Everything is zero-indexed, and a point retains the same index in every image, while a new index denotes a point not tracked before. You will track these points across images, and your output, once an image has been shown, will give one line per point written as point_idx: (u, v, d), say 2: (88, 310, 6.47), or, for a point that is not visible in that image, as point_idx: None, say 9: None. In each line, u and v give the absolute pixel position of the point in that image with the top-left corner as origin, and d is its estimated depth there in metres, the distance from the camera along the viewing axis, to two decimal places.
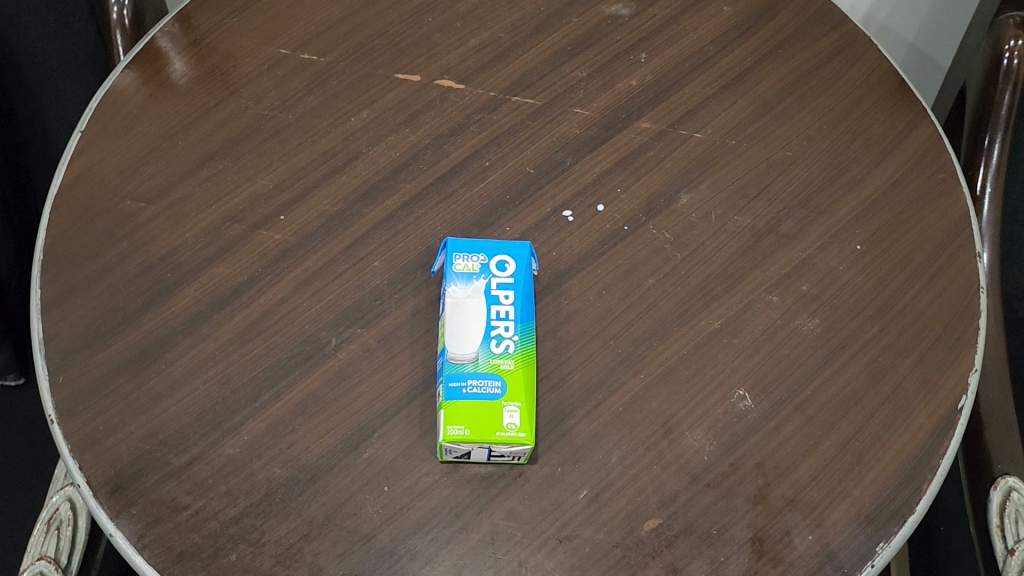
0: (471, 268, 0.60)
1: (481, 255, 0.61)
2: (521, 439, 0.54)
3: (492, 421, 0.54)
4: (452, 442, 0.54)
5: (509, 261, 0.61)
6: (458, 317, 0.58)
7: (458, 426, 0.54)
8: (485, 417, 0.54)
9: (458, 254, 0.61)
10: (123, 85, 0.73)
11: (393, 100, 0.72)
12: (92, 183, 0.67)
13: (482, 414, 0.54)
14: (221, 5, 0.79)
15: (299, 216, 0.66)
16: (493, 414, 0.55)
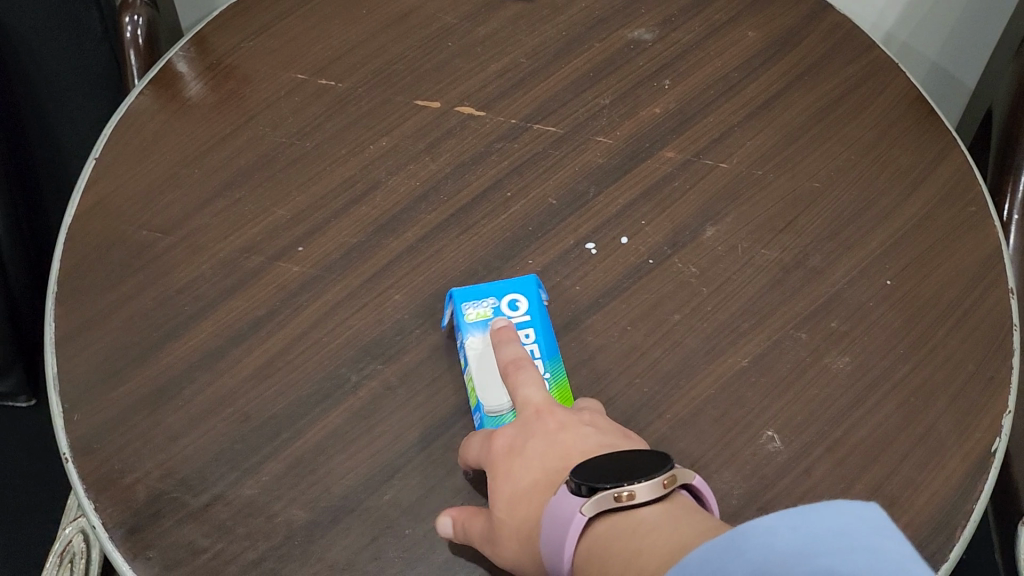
0: (484, 315, 0.60)
1: (490, 299, 0.61)
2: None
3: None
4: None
5: (520, 299, 0.61)
6: (483, 367, 0.58)
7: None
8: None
9: (466, 302, 0.60)
10: (138, 110, 0.72)
11: (412, 127, 0.71)
12: (109, 212, 0.66)
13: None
14: (239, 28, 0.78)
15: (318, 248, 0.65)
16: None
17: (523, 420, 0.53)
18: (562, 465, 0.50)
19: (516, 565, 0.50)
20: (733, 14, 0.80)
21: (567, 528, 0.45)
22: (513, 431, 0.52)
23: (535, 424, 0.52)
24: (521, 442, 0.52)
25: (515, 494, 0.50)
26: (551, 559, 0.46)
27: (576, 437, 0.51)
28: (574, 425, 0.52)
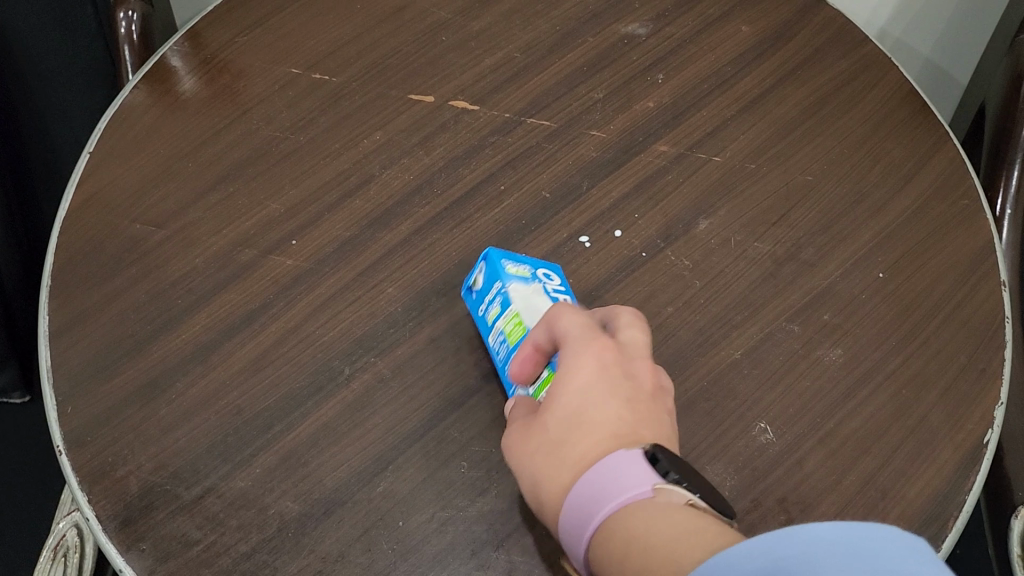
0: (525, 273, 0.58)
1: (528, 265, 0.59)
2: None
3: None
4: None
5: (554, 275, 0.59)
6: (528, 309, 0.55)
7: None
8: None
9: (508, 261, 0.58)
10: (132, 104, 0.72)
11: (406, 121, 0.72)
12: (102, 206, 0.66)
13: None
14: (233, 24, 0.78)
15: (311, 241, 0.65)
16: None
17: (626, 354, 0.49)
18: (640, 423, 0.46)
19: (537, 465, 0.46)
20: (727, 8, 0.80)
21: (606, 500, 0.42)
22: (613, 354, 0.49)
23: (633, 370, 0.49)
24: (619, 373, 0.48)
25: (592, 409, 0.46)
26: (569, 510, 0.44)
27: (661, 412, 0.48)
28: (662, 404, 0.48)
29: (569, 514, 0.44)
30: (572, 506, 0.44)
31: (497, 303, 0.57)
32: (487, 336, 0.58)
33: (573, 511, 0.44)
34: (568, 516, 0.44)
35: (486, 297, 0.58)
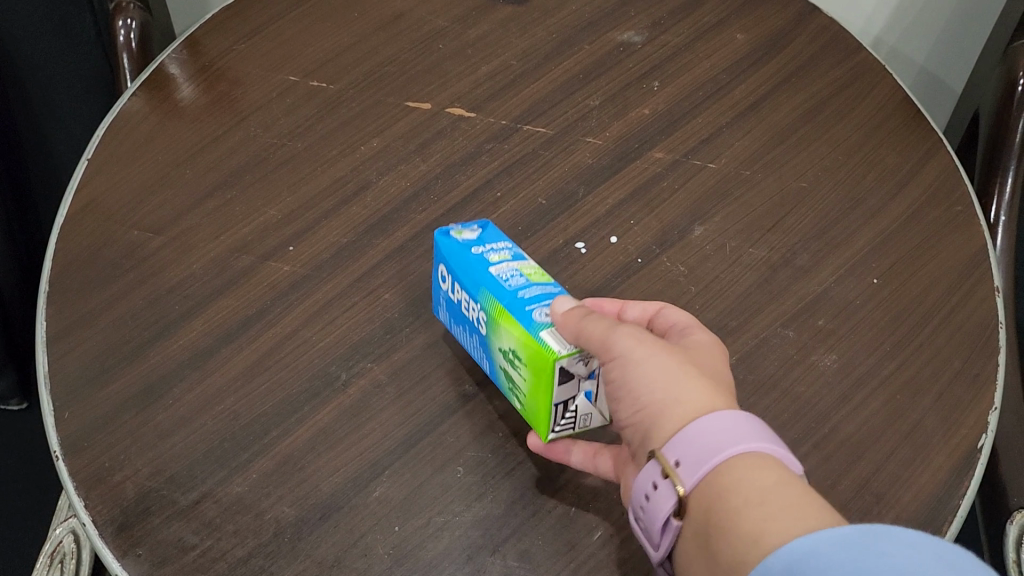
0: None
1: None
2: (543, 440, 0.55)
3: (546, 410, 0.53)
4: (554, 366, 0.49)
5: None
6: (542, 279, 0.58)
7: (547, 370, 0.50)
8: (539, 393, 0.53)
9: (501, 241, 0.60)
10: (130, 112, 0.72)
11: (403, 128, 0.72)
12: (101, 213, 0.66)
13: (539, 393, 0.52)
14: (231, 33, 0.79)
15: (308, 247, 0.65)
16: (540, 409, 0.53)
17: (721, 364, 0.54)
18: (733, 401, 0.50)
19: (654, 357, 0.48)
20: (722, 17, 0.81)
21: (769, 434, 0.44)
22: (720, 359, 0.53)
23: None
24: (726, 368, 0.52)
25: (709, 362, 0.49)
26: (726, 426, 0.44)
27: None
28: None
29: (724, 427, 0.44)
30: (731, 420, 0.44)
31: (507, 254, 0.57)
32: (486, 267, 0.55)
33: (726, 424, 0.44)
34: (720, 426, 0.44)
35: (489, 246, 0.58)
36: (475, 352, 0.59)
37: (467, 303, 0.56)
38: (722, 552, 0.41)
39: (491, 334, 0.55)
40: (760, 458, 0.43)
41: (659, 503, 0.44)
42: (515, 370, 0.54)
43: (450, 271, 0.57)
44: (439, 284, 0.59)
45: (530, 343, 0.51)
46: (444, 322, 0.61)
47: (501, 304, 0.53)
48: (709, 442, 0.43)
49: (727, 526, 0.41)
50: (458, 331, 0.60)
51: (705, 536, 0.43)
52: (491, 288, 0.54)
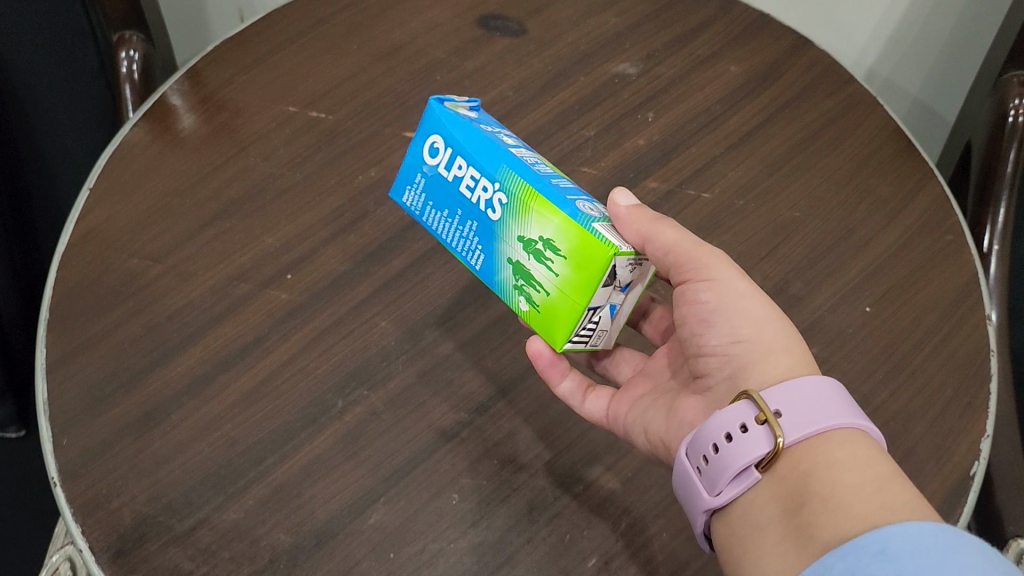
0: None
1: None
2: (556, 346, 0.55)
3: (572, 310, 0.53)
4: (610, 261, 0.50)
5: None
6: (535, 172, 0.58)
7: (594, 266, 0.50)
8: (568, 291, 0.52)
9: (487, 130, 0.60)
10: (132, 142, 0.73)
11: (401, 158, 0.73)
12: (101, 241, 0.67)
13: (571, 289, 0.52)
14: (232, 63, 0.80)
15: (305, 276, 0.66)
16: (563, 307, 0.53)
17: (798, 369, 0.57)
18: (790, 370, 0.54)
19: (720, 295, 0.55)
20: (716, 49, 0.82)
21: (856, 406, 0.49)
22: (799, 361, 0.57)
23: None
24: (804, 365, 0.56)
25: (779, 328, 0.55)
26: (828, 396, 0.49)
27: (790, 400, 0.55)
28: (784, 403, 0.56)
29: (824, 394, 0.49)
30: (829, 388, 0.49)
31: (509, 138, 0.57)
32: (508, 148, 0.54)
33: (828, 394, 0.49)
34: (827, 395, 0.49)
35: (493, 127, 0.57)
36: (464, 240, 0.57)
37: (471, 182, 0.55)
38: (818, 516, 0.45)
39: (506, 220, 0.53)
40: (852, 432, 0.48)
41: (748, 449, 0.47)
42: (535, 264, 0.54)
43: (453, 144, 0.55)
44: (426, 157, 0.57)
45: (576, 233, 0.51)
46: (412, 204, 0.59)
47: (535, 187, 0.52)
48: (816, 407, 0.48)
49: (827, 492, 0.46)
50: (438, 216, 0.58)
51: (798, 500, 0.46)
52: (519, 170, 0.53)
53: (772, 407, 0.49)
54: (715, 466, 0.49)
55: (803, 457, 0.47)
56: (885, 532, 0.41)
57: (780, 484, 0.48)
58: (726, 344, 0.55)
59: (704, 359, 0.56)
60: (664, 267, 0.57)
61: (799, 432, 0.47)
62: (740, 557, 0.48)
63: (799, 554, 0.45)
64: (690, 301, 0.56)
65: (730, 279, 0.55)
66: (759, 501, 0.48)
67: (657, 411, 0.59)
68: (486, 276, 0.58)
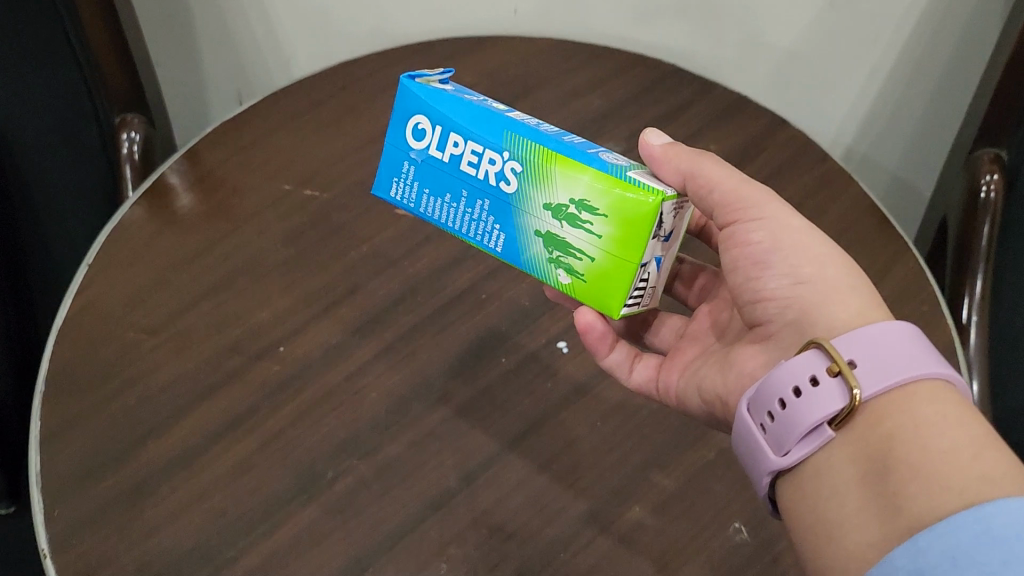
0: None
1: None
2: (610, 314, 0.57)
3: (619, 268, 0.55)
4: (659, 209, 0.52)
5: None
6: None
7: (636, 215, 0.53)
8: (617, 251, 0.54)
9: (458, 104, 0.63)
10: (130, 220, 0.76)
11: (392, 233, 0.76)
12: (99, 314, 0.68)
13: (617, 247, 0.54)
14: (230, 143, 0.83)
15: (298, 347, 0.67)
16: (611, 269, 0.55)
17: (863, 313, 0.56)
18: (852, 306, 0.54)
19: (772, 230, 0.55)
20: (697, 128, 0.85)
21: (939, 355, 0.48)
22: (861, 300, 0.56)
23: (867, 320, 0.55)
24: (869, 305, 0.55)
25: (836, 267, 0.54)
26: (911, 347, 0.48)
27: None
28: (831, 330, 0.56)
29: (906, 346, 0.48)
30: (908, 336, 0.48)
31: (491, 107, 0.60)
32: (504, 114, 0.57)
33: (908, 343, 0.48)
34: (909, 345, 0.48)
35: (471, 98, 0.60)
36: (476, 223, 0.58)
37: (474, 158, 0.56)
38: (904, 486, 0.44)
39: (525, 188, 0.55)
40: (934, 383, 0.47)
41: (820, 405, 0.47)
42: (569, 229, 0.55)
43: (442, 121, 0.57)
44: (412, 143, 0.59)
45: (610, 186, 0.53)
46: (401, 198, 0.60)
47: (550, 148, 0.54)
48: (896, 360, 0.47)
49: (914, 458, 0.44)
50: (438, 204, 0.59)
51: (882, 466, 0.45)
52: (524, 134, 0.55)
53: (845, 357, 0.48)
54: (784, 422, 0.49)
55: (887, 416, 0.46)
56: (989, 511, 0.39)
57: (860, 445, 0.47)
58: (787, 286, 0.54)
59: (763, 306, 0.56)
60: (710, 211, 0.57)
61: (878, 385, 0.46)
62: (817, 518, 0.47)
63: (882, 524, 0.44)
64: (741, 243, 0.56)
65: (782, 218, 0.56)
66: (836, 463, 0.48)
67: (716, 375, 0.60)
68: (507, 257, 0.58)
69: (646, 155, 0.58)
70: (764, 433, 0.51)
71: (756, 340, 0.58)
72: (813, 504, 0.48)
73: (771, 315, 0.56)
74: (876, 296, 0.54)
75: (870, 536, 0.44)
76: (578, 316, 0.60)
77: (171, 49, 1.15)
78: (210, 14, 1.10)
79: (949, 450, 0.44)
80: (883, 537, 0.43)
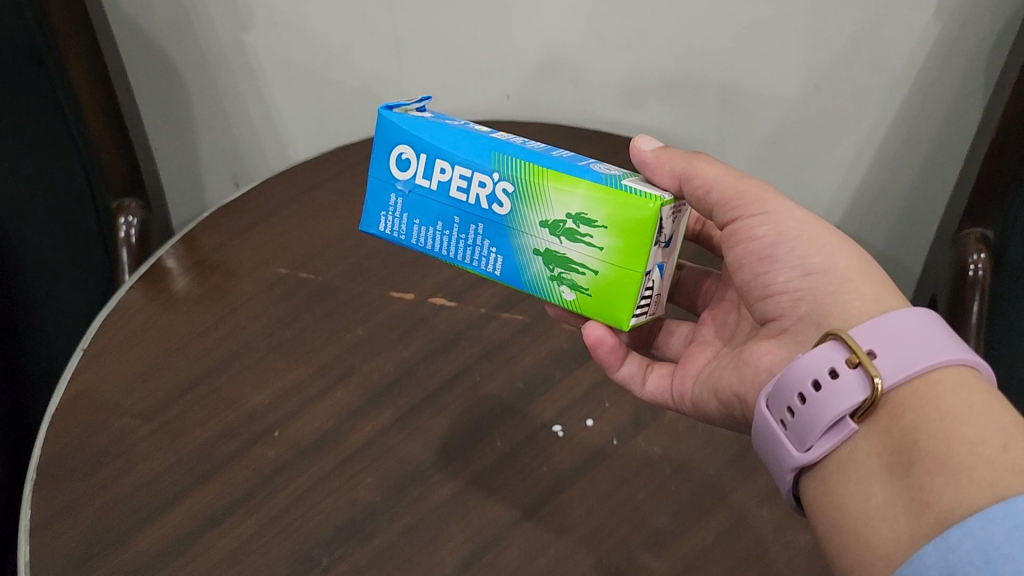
0: None
1: None
2: (619, 325, 0.57)
3: (622, 277, 0.56)
4: (658, 215, 0.53)
5: None
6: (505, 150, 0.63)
7: (635, 222, 0.54)
8: (621, 261, 0.55)
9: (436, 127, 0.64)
10: (126, 305, 0.76)
11: (386, 317, 0.76)
12: (93, 400, 0.68)
13: (620, 258, 0.55)
14: (226, 228, 0.84)
15: (292, 433, 0.67)
16: (616, 280, 0.56)
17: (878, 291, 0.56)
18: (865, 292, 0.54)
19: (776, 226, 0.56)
20: None
21: (961, 342, 0.48)
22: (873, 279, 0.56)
23: None
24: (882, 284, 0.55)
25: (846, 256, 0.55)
26: (931, 335, 0.47)
27: None
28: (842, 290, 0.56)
29: (925, 333, 0.47)
30: (928, 323, 0.48)
31: (472, 127, 0.61)
32: (488, 135, 0.58)
33: (929, 330, 0.48)
34: (928, 332, 0.48)
35: (450, 121, 0.61)
36: (472, 249, 0.59)
37: (463, 182, 0.57)
38: (931, 478, 0.43)
39: (519, 207, 0.56)
40: (959, 370, 0.47)
41: (837, 400, 0.47)
42: (569, 244, 0.56)
43: (426, 148, 0.58)
44: (398, 173, 0.59)
45: (605, 197, 0.54)
46: (391, 231, 0.61)
47: (541, 165, 0.55)
48: (917, 347, 0.47)
49: (940, 448, 0.44)
50: (430, 232, 0.60)
51: (907, 458, 0.45)
52: (510, 153, 0.56)
53: (865, 347, 0.48)
54: (806, 416, 0.49)
55: (911, 406, 0.46)
56: (1019, 505, 0.39)
57: (884, 438, 0.47)
58: (797, 279, 0.55)
59: (774, 300, 0.57)
60: (709, 210, 0.59)
61: (900, 373, 0.46)
62: (841, 513, 0.48)
63: (909, 519, 0.43)
64: (746, 239, 0.57)
65: (785, 213, 0.57)
66: (861, 457, 0.48)
67: (732, 368, 0.61)
68: (507, 278, 0.59)
69: (639, 163, 0.60)
70: (785, 428, 0.51)
71: (769, 335, 0.59)
72: (836, 499, 0.48)
73: (784, 308, 0.57)
74: (890, 282, 0.54)
75: (896, 531, 0.44)
76: (588, 331, 0.60)
77: (168, 132, 1.18)
78: (207, 98, 1.13)
79: (976, 440, 0.43)
80: (910, 534, 0.43)
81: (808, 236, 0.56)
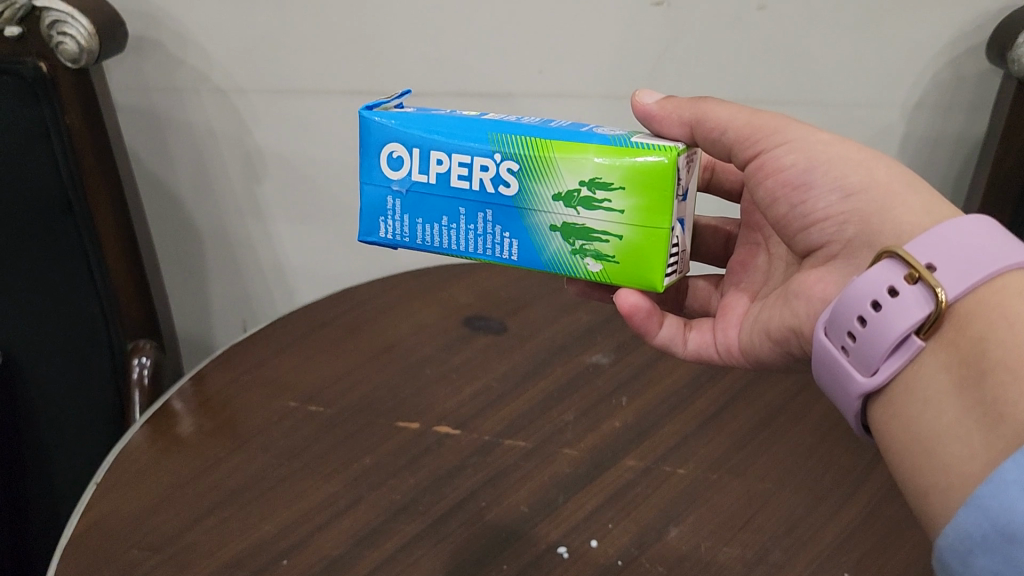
0: None
1: None
2: (652, 287, 0.63)
3: (647, 237, 0.61)
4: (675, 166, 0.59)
5: None
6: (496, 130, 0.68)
7: (650, 176, 0.59)
8: (646, 220, 0.61)
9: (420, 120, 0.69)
10: (136, 443, 0.78)
11: (392, 446, 0.78)
12: (103, 533, 0.69)
13: (643, 218, 0.61)
14: (236, 368, 0.88)
15: (300, 560, 0.67)
16: (642, 242, 0.61)
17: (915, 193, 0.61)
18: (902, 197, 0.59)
19: (801, 155, 0.62)
20: None
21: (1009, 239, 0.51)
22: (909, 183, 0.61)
23: None
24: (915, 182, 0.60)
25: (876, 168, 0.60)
26: (981, 241, 0.51)
27: None
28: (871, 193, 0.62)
29: (974, 237, 0.51)
30: (985, 231, 0.51)
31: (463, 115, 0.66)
32: (482, 120, 0.63)
33: (986, 237, 0.51)
34: (975, 235, 0.51)
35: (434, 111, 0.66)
36: (484, 237, 0.64)
37: (464, 170, 0.63)
38: (1005, 391, 0.45)
39: (527, 184, 0.62)
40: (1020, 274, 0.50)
41: (891, 322, 0.51)
42: (587, 213, 0.62)
43: (420, 144, 0.63)
44: (394, 174, 0.65)
45: (619, 161, 0.60)
46: (393, 234, 0.66)
47: (544, 139, 0.61)
48: (969, 258, 0.50)
49: (1012, 358, 0.46)
50: (436, 229, 0.65)
51: (978, 369, 0.48)
52: (508, 133, 0.62)
53: (923, 262, 0.51)
54: (868, 339, 0.53)
55: (981, 318, 0.49)
56: None
57: (952, 350, 0.50)
58: (837, 202, 0.61)
59: (818, 228, 0.63)
60: (729, 150, 0.65)
61: (962, 283, 0.50)
62: (918, 437, 0.50)
63: (984, 435, 0.46)
64: (778, 169, 0.63)
65: (807, 139, 0.63)
66: (928, 372, 0.51)
67: (782, 310, 0.67)
68: (525, 261, 0.64)
69: (643, 115, 0.66)
70: (848, 354, 0.55)
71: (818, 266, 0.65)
72: (906, 422, 0.51)
73: (830, 233, 0.62)
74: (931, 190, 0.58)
75: (972, 445, 0.46)
76: (622, 300, 0.64)
77: (179, 266, 1.29)
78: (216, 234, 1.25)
79: None
80: (986, 449, 0.45)
81: (836, 155, 0.61)
